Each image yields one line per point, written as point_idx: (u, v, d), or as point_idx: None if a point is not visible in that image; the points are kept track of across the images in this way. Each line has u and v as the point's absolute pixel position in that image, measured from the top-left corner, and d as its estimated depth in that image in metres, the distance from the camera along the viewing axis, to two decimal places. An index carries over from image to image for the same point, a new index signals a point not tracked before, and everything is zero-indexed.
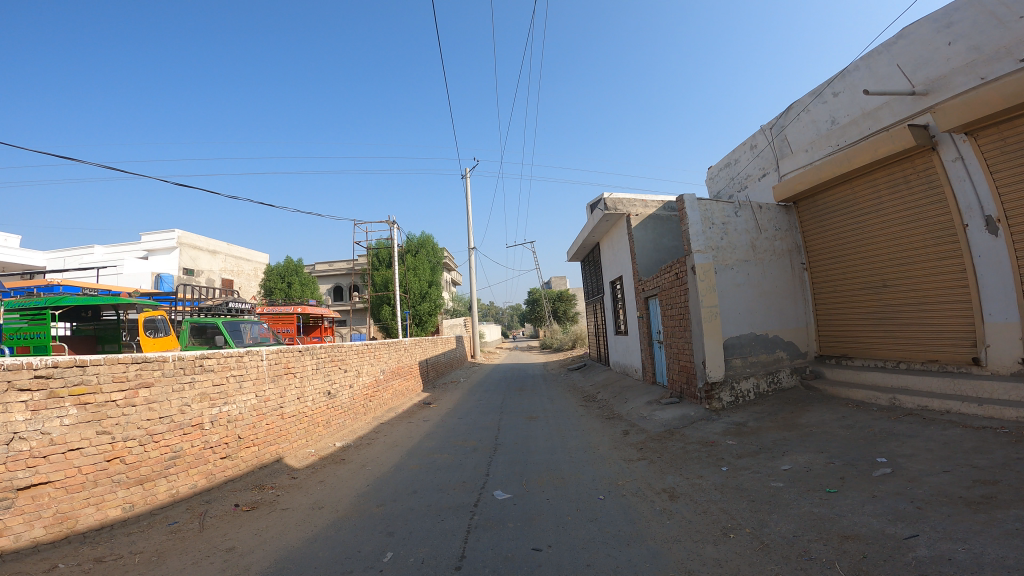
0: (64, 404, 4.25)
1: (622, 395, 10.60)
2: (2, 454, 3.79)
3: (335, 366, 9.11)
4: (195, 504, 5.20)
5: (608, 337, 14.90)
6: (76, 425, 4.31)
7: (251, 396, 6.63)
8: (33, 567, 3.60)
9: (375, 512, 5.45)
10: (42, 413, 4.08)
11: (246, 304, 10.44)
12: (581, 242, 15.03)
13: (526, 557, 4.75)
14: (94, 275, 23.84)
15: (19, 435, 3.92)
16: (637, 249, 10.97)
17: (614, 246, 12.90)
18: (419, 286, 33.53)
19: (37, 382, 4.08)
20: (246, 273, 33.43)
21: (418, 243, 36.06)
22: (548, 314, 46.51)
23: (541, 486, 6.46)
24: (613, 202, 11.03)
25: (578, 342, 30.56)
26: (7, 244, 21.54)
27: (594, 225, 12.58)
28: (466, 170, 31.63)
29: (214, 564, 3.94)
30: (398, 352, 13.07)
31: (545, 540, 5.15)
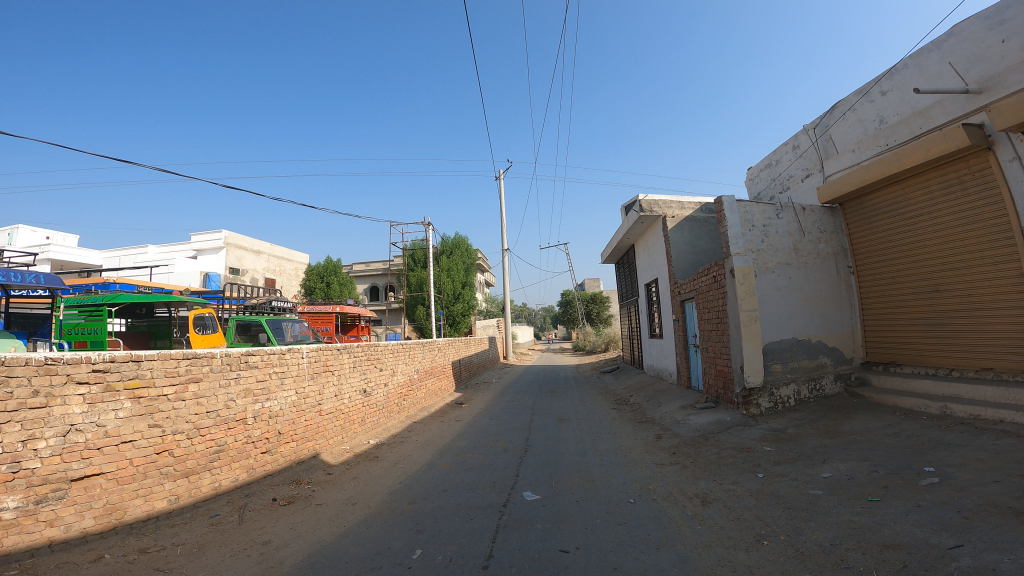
0: (119, 397, 4.54)
1: (656, 398, 10.44)
2: (58, 445, 4.06)
3: (372, 365, 9.35)
4: (236, 497, 5.44)
5: (642, 340, 14.67)
6: (129, 418, 4.59)
7: (291, 392, 6.90)
8: (81, 557, 3.82)
9: (406, 510, 5.58)
10: (98, 405, 4.36)
11: (289, 303, 10.80)
12: (616, 244, 14.87)
13: (553, 558, 4.77)
14: (146, 274, 25.11)
15: (76, 427, 4.19)
16: (673, 251, 10.75)
17: (649, 248, 12.73)
18: (452, 287, 33.87)
19: (94, 375, 4.36)
20: (287, 272, 34.50)
21: (453, 243, 36.47)
22: (580, 318, 46.17)
23: (571, 488, 6.46)
24: (649, 202, 11.00)
25: (611, 345, 30.22)
26: (68, 244, 22.92)
27: (629, 227, 12.42)
28: (498, 172, 29.30)
29: (250, 557, 4.12)
30: (432, 352, 13.29)
31: (573, 541, 5.17)
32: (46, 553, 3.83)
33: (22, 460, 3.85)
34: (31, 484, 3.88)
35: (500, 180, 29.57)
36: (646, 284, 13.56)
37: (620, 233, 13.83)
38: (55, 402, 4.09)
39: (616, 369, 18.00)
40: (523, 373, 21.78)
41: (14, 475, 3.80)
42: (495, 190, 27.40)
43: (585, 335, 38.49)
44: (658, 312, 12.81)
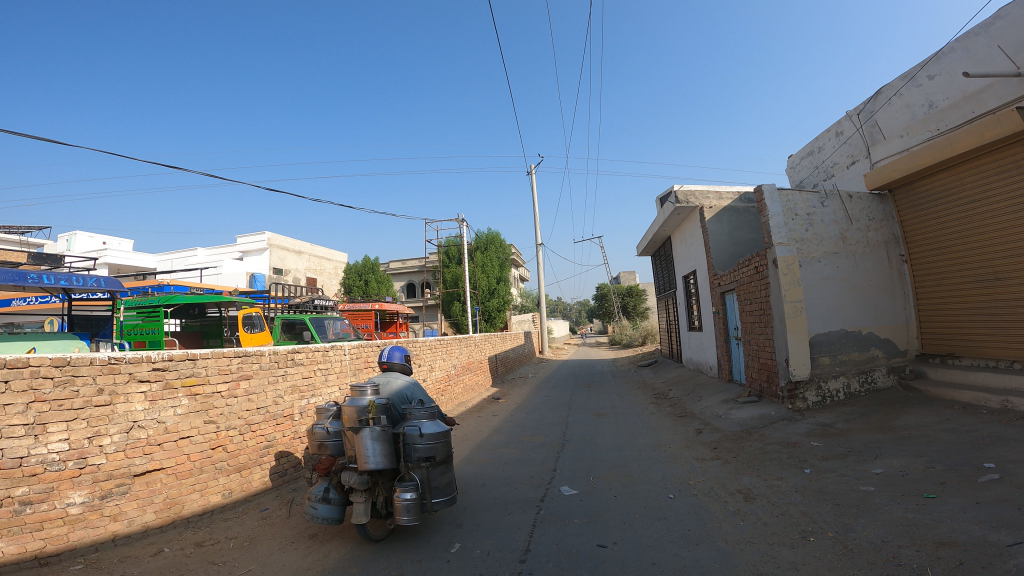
0: (177, 395, 4.82)
1: (696, 392, 10.28)
2: (122, 441, 4.30)
3: (410, 361, 9.59)
4: (284, 491, 5.68)
5: (681, 334, 14.45)
6: (187, 414, 4.88)
7: (334, 388, 7.21)
8: (142, 551, 4.01)
9: (445, 504, 5.72)
10: (158, 403, 4.64)
11: (330, 302, 11.17)
12: (652, 237, 14.65)
13: (591, 553, 4.79)
14: (196, 275, 26.27)
15: (138, 423, 4.45)
16: (711, 243, 10.48)
17: (687, 240, 12.46)
18: (488, 283, 34.08)
19: (154, 373, 4.64)
20: (328, 272, 35.39)
21: (488, 240, 36.18)
22: (618, 312, 45.57)
23: (609, 483, 6.46)
24: (686, 194, 10.99)
25: (649, 339, 29.73)
26: (124, 249, 24.21)
27: (665, 220, 12.21)
28: (534, 169, 30.05)
29: (298, 550, 4.30)
30: (469, 347, 13.48)
31: (611, 536, 5.18)
32: (109, 547, 4.03)
33: (89, 456, 4.07)
34: (96, 479, 4.09)
35: (534, 176, 29.72)
36: (684, 276, 13.31)
37: (656, 226, 13.62)
38: (119, 400, 4.35)
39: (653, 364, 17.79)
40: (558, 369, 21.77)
41: (82, 471, 4.02)
42: (529, 186, 27.39)
43: (622, 328, 38.03)
44: (697, 305, 12.59)
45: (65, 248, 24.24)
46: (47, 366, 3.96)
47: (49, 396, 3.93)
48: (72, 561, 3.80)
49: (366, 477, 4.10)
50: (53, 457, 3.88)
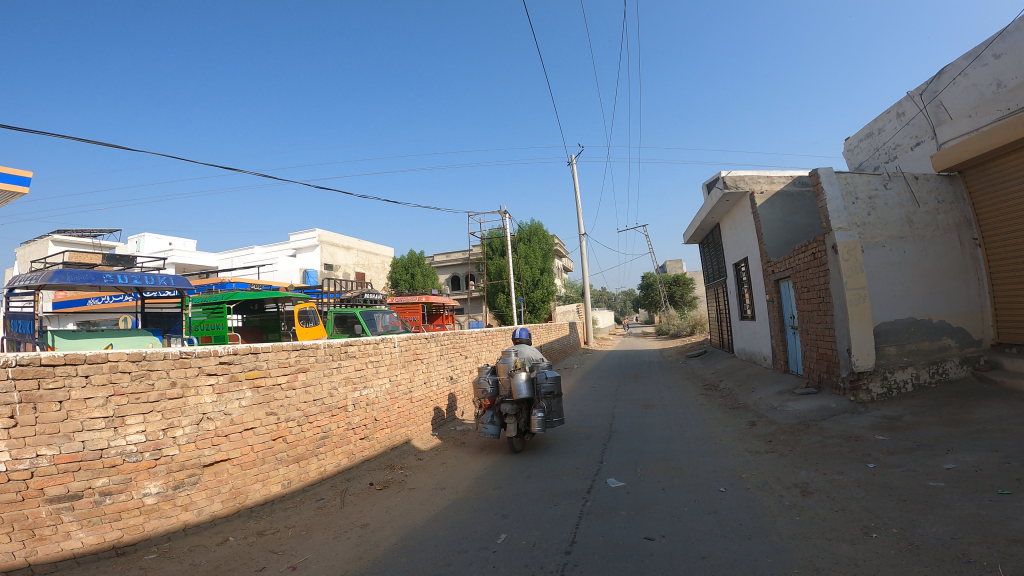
0: (241, 387, 5.12)
1: (749, 383, 9.99)
2: (193, 433, 4.59)
3: (457, 353, 9.88)
4: (338, 481, 5.98)
5: (731, 322, 14.08)
6: (251, 406, 5.19)
7: (385, 380, 7.48)
8: (210, 540, 4.32)
9: (492, 495, 5.84)
10: (225, 395, 4.94)
11: (379, 296, 11.57)
12: (698, 225, 14.31)
13: (637, 545, 4.79)
14: (253, 273, 27.51)
15: (207, 415, 4.74)
16: (762, 229, 10.18)
17: (736, 227, 12.11)
18: (532, 274, 34.07)
19: (222, 366, 4.93)
20: (376, 266, 36.20)
21: (530, 231, 36.28)
22: (665, 300, 44.58)
23: (657, 475, 6.40)
24: (733, 180, 10.54)
25: (697, 328, 29.01)
26: (188, 249, 25.63)
27: (712, 206, 11.92)
28: (571, 157, 28.78)
29: (351, 539, 4.52)
30: (514, 338, 13.66)
31: (658, 529, 5.15)
32: (181, 535, 4.31)
33: (163, 447, 4.34)
34: (170, 470, 4.37)
35: (574, 166, 29.17)
36: (734, 264, 12.94)
37: (703, 213, 13.29)
38: (190, 393, 4.63)
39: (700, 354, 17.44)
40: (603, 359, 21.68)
41: (157, 462, 4.29)
42: (571, 175, 27.03)
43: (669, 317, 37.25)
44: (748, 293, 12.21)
45: (134, 250, 25.85)
46: (123, 360, 4.17)
47: (126, 389, 4.16)
48: (146, 549, 4.06)
49: (517, 403, 7.15)
50: (131, 449, 4.13)
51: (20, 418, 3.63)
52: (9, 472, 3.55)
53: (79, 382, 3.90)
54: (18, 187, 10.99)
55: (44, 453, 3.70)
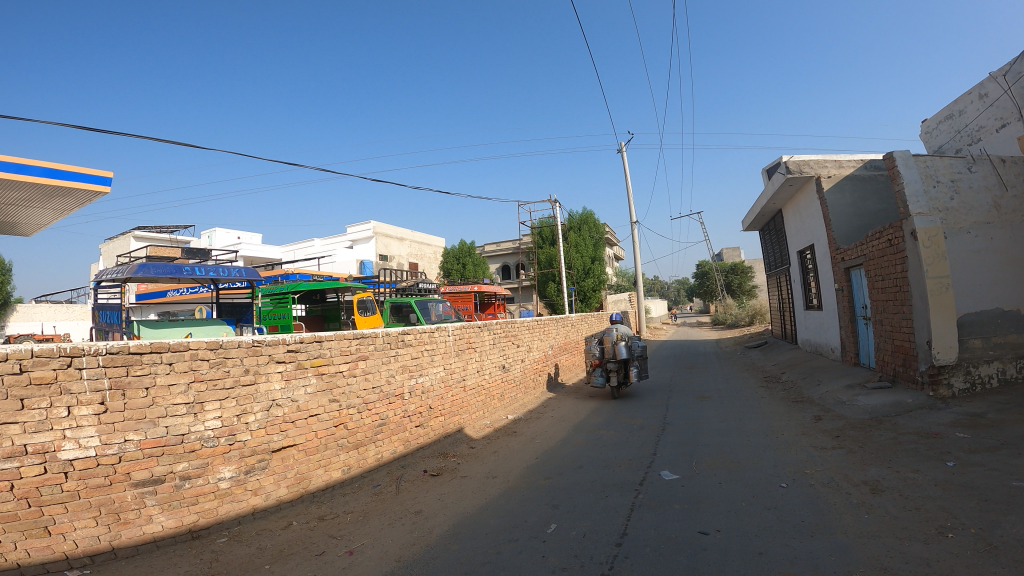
0: (307, 374, 5.40)
1: (814, 375, 9.57)
2: (264, 419, 4.90)
3: (510, 341, 10.03)
4: (394, 468, 6.23)
5: (795, 311, 13.49)
6: (315, 393, 5.47)
7: (440, 368, 7.68)
8: (275, 524, 4.63)
9: (542, 485, 5.89)
10: (292, 381, 5.22)
11: (433, 285, 11.85)
12: (759, 211, 13.78)
13: (690, 539, 4.45)
14: (314, 264, 28.70)
15: (276, 402, 5.03)
16: (831, 214, 9.73)
17: (801, 213, 11.60)
18: (582, 262, 33.45)
19: (289, 354, 5.21)
20: (429, 256, 36.66)
21: (580, 220, 35.69)
22: (722, 288, 42.88)
23: (713, 469, 6.17)
24: (797, 163, 9.94)
25: (758, 318, 27.83)
26: (253, 242, 26.95)
27: (775, 191, 11.47)
28: (625, 145, 26.18)
29: (406, 525, 4.71)
30: (565, 328, 13.70)
31: (714, 523, 4.76)
32: (250, 520, 4.63)
33: (237, 433, 4.65)
34: (243, 455, 4.67)
35: (624, 152, 27.37)
36: (798, 251, 12.39)
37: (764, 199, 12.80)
38: (261, 380, 4.93)
39: (759, 345, 16.84)
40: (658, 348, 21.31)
41: (231, 447, 4.60)
42: (622, 161, 26.38)
43: (727, 305, 35.95)
44: (815, 280, 11.64)
45: (206, 243, 27.47)
46: (202, 348, 4.47)
47: (204, 376, 4.47)
48: (218, 533, 4.37)
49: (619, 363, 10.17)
50: (208, 434, 4.43)
51: (110, 405, 3.93)
52: (99, 457, 3.83)
53: (163, 369, 4.22)
54: (101, 188, 11.88)
55: (131, 438, 4.00)
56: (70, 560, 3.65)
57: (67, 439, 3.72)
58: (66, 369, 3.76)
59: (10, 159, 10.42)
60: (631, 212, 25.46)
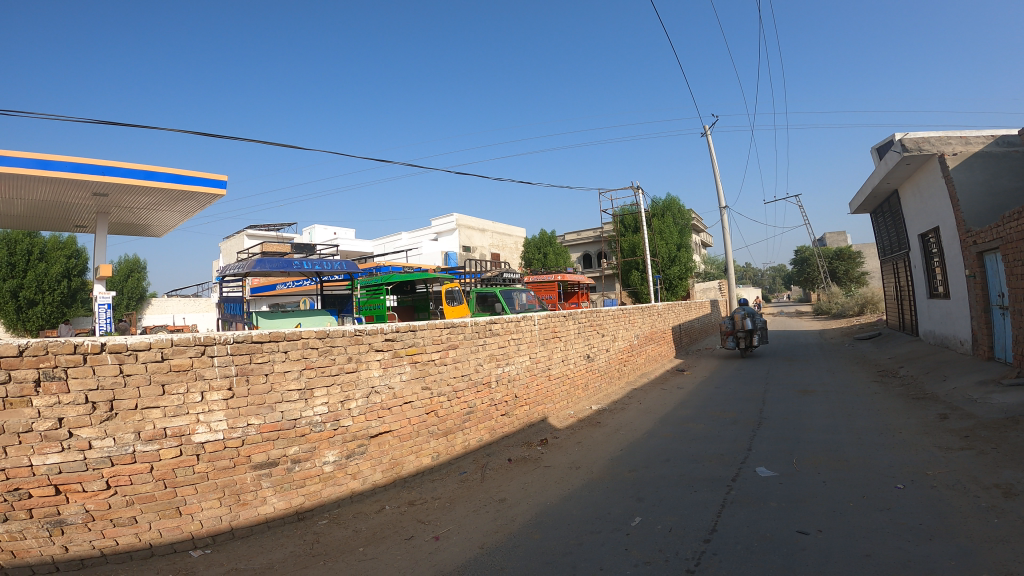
0: (402, 362, 5.72)
1: (937, 370, 8.67)
2: (364, 405, 5.26)
3: (595, 331, 9.97)
4: (480, 456, 6.46)
5: (916, 299, 12.20)
6: (409, 380, 5.78)
7: (526, 357, 7.80)
8: (370, 508, 4.97)
9: (627, 476, 5.83)
10: (389, 369, 5.56)
11: (517, 275, 12.01)
12: (870, 191, 12.67)
13: (788, 538, 4.04)
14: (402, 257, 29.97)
15: (375, 388, 5.38)
16: (958, 194, 8.66)
17: (922, 192, 10.45)
18: (668, 250, 32.06)
19: (386, 343, 5.55)
20: (510, 245, 36.96)
21: (665, 206, 34.59)
22: (824, 274, 39.58)
23: (816, 467, 5.71)
24: (915, 141, 9.40)
25: (869, 306, 25.43)
26: (346, 237, 28.60)
27: (890, 169, 10.46)
28: (709, 126, 23.54)
29: (490, 512, 4.88)
30: (651, 317, 13.38)
31: (815, 523, 4.30)
32: (348, 502, 5.00)
33: (340, 418, 5.03)
34: (345, 440, 5.06)
35: (712, 137, 24.54)
36: (918, 233, 11.24)
37: (875, 178, 11.73)
38: (362, 367, 5.30)
39: (869, 336, 15.51)
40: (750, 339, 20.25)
41: (335, 432, 4.98)
42: (709, 143, 25.02)
43: (831, 294, 33.20)
44: (940, 265, 10.47)
45: (307, 239, 29.53)
46: (312, 337, 4.89)
47: (314, 364, 4.88)
48: (321, 515, 4.77)
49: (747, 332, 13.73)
50: (316, 419, 4.84)
51: (236, 390, 4.38)
52: (225, 440, 4.28)
53: (280, 357, 4.64)
54: (216, 191, 13.11)
55: (253, 422, 4.43)
56: (194, 539, 4.08)
57: (200, 423, 4.17)
58: (200, 357, 4.20)
59: (142, 169, 11.78)
60: (720, 197, 24.15)
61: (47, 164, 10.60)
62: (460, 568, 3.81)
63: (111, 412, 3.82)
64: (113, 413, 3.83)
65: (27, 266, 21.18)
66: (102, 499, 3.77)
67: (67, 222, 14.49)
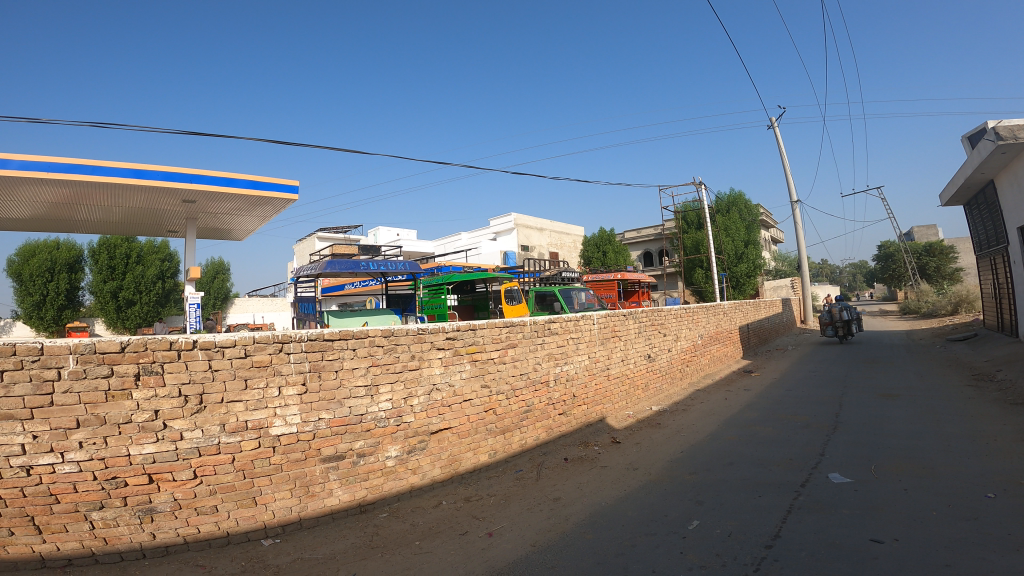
0: (463, 360, 5.87)
1: None
2: (425, 402, 5.45)
3: (656, 330, 9.78)
4: (536, 454, 6.53)
5: (1016, 297, 11.11)
6: (469, 378, 5.93)
7: (585, 357, 7.78)
8: (428, 502, 5.15)
9: (687, 478, 5.70)
10: (450, 367, 5.73)
11: (576, 274, 11.97)
12: (962, 182, 11.66)
13: (859, 546, 3.82)
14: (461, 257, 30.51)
15: (436, 386, 5.56)
16: None
17: (1021, 182, 9.52)
18: (734, 247, 30.83)
19: (447, 342, 5.72)
20: (569, 244, 36.74)
21: (730, 201, 33.36)
22: (912, 271, 36.70)
23: (896, 474, 5.34)
24: (1010, 128, 8.49)
25: (964, 306, 23.38)
26: (409, 239, 29.48)
27: (983, 158, 9.60)
28: (772, 119, 22.69)
29: (544, 511, 4.93)
30: (716, 316, 12.96)
31: (891, 532, 4.03)
32: (407, 497, 5.20)
33: (403, 414, 5.24)
34: (406, 436, 5.26)
35: (778, 129, 23.47)
36: (1018, 226, 10.26)
37: (967, 168, 10.78)
38: (425, 365, 5.49)
39: (962, 337, 14.28)
40: (826, 340, 19.13)
41: (398, 428, 5.20)
42: (777, 135, 23.82)
43: (920, 292, 30.75)
44: None
45: (371, 241, 30.66)
46: (378, 335, 5.13)
47: (379, 361, 5.11)
48: (382, 508, 5.00)
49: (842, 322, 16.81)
50: (381, 415, 5.06)
51: (310, 385, 4.66)
52: (299, 433, 4.57)
53: (349, 355, 4.90)
54: (290, 196, 13.87)
55: (323, 416, 4.71)
56: (266, 529, 4.38)
57: (277, 417, 4.47)
58: (278, 354, 4.52)
59: (224, 176, 12.70)
60: (791, 191, 23.00)
61: (141, 174, 11.66)
62: (511, 565, 3.89)
63: (201, 405, 4.17)
64: (202, 406, 4.18)
65: (126, 269, 23.25)
66: (189, 488, 4.10)
67: (160, 228, 15.80)
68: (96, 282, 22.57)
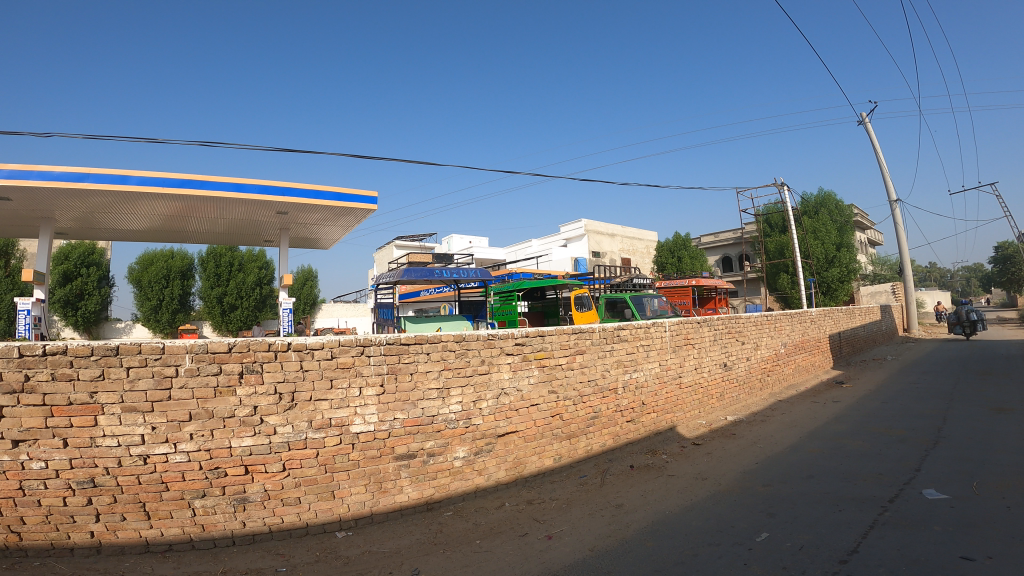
0: (531, 365, 5.96)
1: None
2: (493, 405, 5.58)
3: (733, 338, 9.40)
4: (602, 461, 6.48)
5: None
6: (538, 383, 6.01)
7: (655, 364, 7.63)
8: (492, 503, 5.27)
9: (760, 490, 5.45)
10: (519, 371, 5.83)
11: (649, 280, 11.74)
12: None
13: (947, 564, 3.51)
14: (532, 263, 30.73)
15: (504, 390, 5.68)
16: None
17: None
18: (824, 250, 28.89)
19: (516, 348, 5.83)
20: (641, 250, 36.00)
21: (818, 202, 31.29)
22: None
23: (1001, 492, 4.83)
24: None
25: None
26: (482, 246, 30.10)
27: None
28: (863, 117, 21.24)
29: (605, 516, 4.90)
30: (802, 323, 12.22)
31: (986, 549, 3.67)
32: (472, 497, 5.35)
33: (472, 417, 5.40)
34: (474, 438, 5.42)
35: (870, 125, 21.89)
36: None
37: None
38: (494, 369, 5.63)
39: None
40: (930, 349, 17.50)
41: (466, 430, 5.37)
42: (870, 131, 22.18)
43: None
44: None
45: (447, 249, 31.61)
46: (449, 340, 5.33)
47: (451, 365, 5.31)
48: (447, 506, 5.17)
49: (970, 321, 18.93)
50: (451, 416, 5.26)
51: (387, 386, 4.93)
52: (375, 431, 4.84)
53: (423, 358, 5.14)
54: (369, 206, 14.62)
55: (398, 416, 4.96)
56: (341, 522, 4.67)
57: (357, 415, 4.77)
58: (360, 356, 4.82)
59: (312, 189, 13.59)
60: (888, 190, 21.32)
61: (241, 188, 12.76)
62: (568, 568, 3.91)
63: (292, 402, 4.54)
64: (293, 403, 4.54)
65: (229, 276, 25.45)
66: (277, 480, 4.47)
67: (257, 238, 17.18)
68: (205, 288, 24.86)
